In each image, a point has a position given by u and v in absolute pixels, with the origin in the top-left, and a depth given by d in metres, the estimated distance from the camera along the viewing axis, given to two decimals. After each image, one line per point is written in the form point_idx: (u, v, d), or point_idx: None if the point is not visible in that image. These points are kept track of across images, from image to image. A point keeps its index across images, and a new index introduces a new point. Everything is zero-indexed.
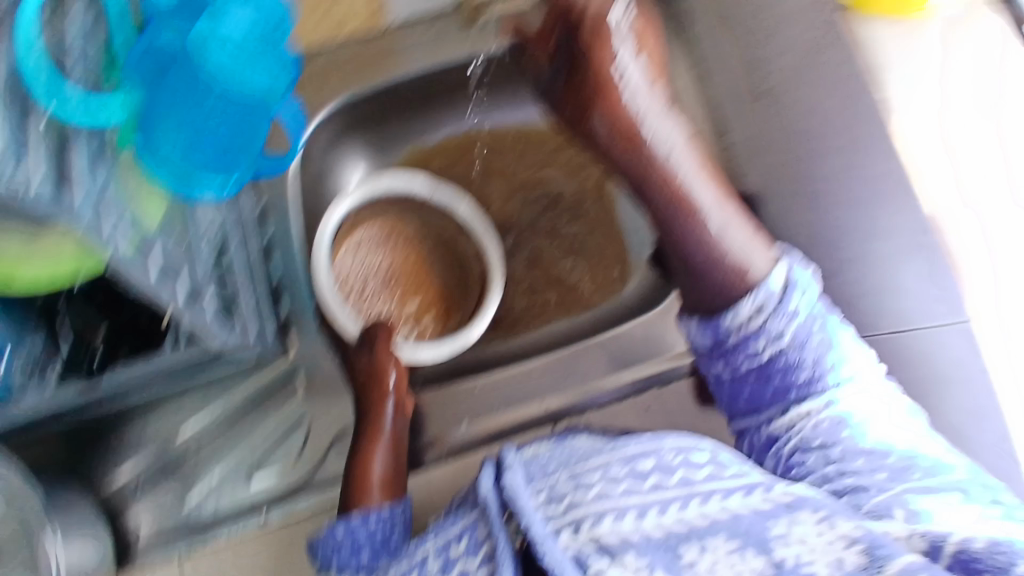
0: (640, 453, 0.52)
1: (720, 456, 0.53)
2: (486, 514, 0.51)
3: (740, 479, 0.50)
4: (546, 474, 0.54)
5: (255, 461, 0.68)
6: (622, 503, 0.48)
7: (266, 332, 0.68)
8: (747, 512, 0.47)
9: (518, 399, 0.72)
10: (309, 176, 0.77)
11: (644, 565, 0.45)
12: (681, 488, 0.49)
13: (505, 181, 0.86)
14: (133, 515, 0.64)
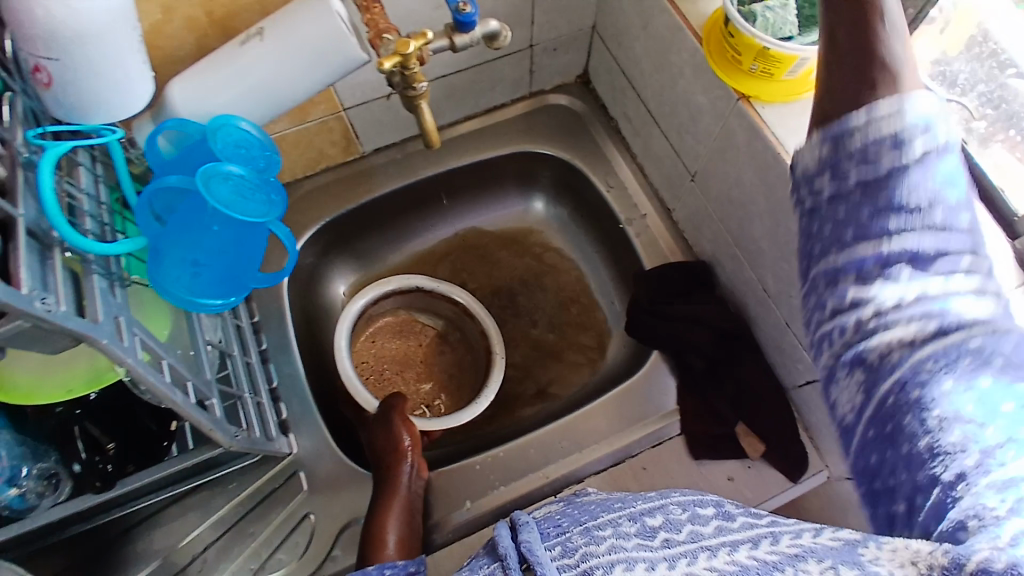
0: (649, 509, 0.48)
1: (727, 510, 0.47)
2: (504, 567, 0.46)
3: (750, 531, 0.43)
4: (558, 533, 0.48)
5: (261, 559, 0.68)
6: (630, 555, 0.42)
7: (264, 433, 0.70)
8: (755, 563, 0.39)
9: (516, 473, 0.74)
10: (303, 290, 0.84)
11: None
12: (688, 543, 0.43)
13: (484, 276, 0.96)
14: None
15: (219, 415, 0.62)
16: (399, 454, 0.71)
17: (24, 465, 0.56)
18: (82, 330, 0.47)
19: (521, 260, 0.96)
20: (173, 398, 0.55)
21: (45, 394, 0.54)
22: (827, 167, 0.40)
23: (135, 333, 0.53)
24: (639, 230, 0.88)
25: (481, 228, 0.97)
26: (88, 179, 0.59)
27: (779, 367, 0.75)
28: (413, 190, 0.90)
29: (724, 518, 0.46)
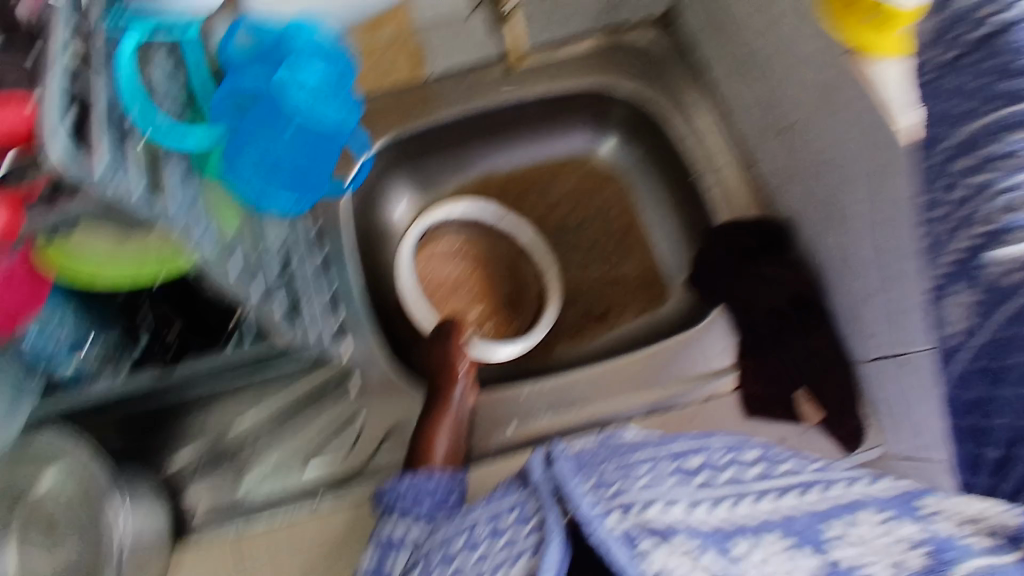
0: (684, 453, 0.57)
1: (745, 457, 0.57)
2: (536, 494, 0.53)
3: (772, 483, 0.54)
4: (594, 467, 0.56)
5: (310, 451, 0.72)
6: (666, 498, 0.50)
7: (328, 337, 0.73)
8: (799, 514, 0.49)
9: (560, 405, 0.74)
10: (363, 203, 0.84)
11: (693, 550, 0.45)
12: (727, 491, 0.52)
13: (544, 212, 0.95)
14: (192, 494, 0.69)
15: (279, 314, 0.63)
16: (452, 375, 0.74)
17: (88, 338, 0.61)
18: (156, 214, 0.48)
19: (586, 196, 0.95)
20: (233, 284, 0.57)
21: (110, 274, 0.55)
22: (939, 39, 0.43)
23: (203, 227, 0.55)
24: (716, 181, 0.83)
25: (547, 161, 0.94)
26: (166, 72, 0.58)
27: (854, 337, 0.72)
28: (483, 117, 0.87)
29: (735, 460, 0.57)
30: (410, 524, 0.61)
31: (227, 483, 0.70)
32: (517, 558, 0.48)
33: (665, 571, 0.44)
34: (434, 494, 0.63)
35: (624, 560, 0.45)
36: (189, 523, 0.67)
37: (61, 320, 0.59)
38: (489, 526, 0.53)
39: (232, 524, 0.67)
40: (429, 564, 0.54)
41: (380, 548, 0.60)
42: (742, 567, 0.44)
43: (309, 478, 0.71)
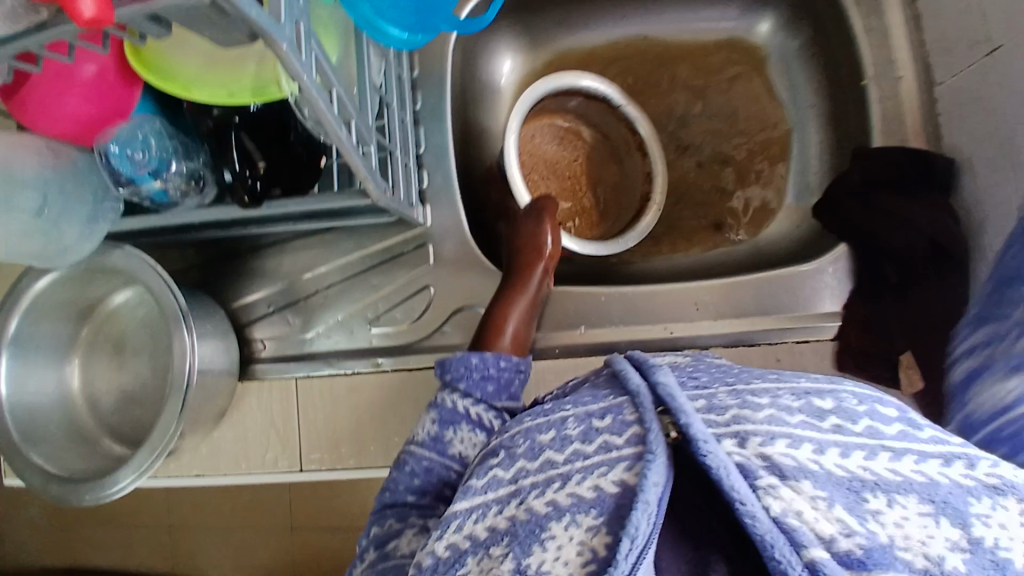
0: (816, 390, 0.42)
1: (911, 416, 0.41)
2: (635, 403, 0.46)
3: (943, 446, 0.38)
4: (701, 388, 0.47)
5: (375, 313, 0.71)
6: (796, 432, 0.39)
7: (412, 196, 0.68)
8: (948, 481, 0.36)
9: (638, 317, 0.69)
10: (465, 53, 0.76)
11: (823, 498, 0.36)
12: (868, 437, 0.38)
13: (673, 97, 0.82)
14: (262, 327, 0.73)
15: (372, 167, 0.58)
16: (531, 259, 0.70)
17: (173, 161, 0.58)
18: (265, 25, 0.39)
19: (720, 83, 0.82)
20: (337, 134, 0.50)
21: (206, 91, 0.51)
22: None
23: (313, 46, 0.47)
24: (881, 95, 0.70)
25: (679, 37, 0.82)
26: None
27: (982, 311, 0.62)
28: None
29: (884, 413, 0.40)
30: (470, 402, 0.59)
31: (297, 322, 0.73)
32: (615, 463, 0.42)
33: (786, 518, 0.35)
34: (499, 377, 0.61)
35: (740, 489, 0.37)
36: (253, 366, 0.72)
37: (148, 140, 0.56)
38: (579, 428, 0.46)
39: (301, 365, 0.72)
40: (515, 450, 0.48)
41: (438, 422, 0.58)
42: (875, 527, 0.34)
43: (372, 338, 0.71)
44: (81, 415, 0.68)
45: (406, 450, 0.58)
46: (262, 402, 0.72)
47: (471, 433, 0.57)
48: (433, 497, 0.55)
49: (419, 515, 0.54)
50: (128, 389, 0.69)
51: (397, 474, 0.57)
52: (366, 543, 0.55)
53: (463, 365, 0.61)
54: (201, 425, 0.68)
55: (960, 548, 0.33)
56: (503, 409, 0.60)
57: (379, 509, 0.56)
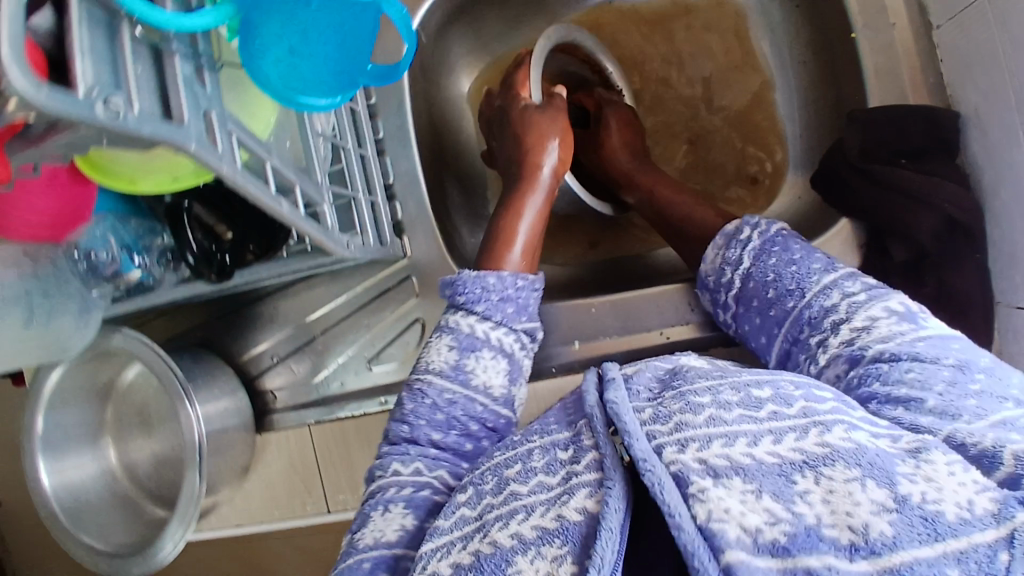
0: (757, 381, 0.45)
1: (846, 398, 0.44)
2: (590, 427, 0.46)
3: (874, 425, 0.42)
4: (651, 396, 0.47)
5: (372, 354, 0.73)
6: (732, 429, 0.41)
7: (385, 235, 0.67)
8: (874, 446, 0.39)
9: (635, 321, 0.68)
10: (424, 68, 0.73)
11: (753, 491, 0.37)
12: (801, 417, 0.41)
13: (659, 62, 0.76)
14: (272, 376, 0.75)
15: (331, 224, 0.57)
16: (536, 173, 0.68)
17: (139, 250, 0.58)
18: (164, 136, 0.38)
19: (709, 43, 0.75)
20: (279, 211, 0.49)
21: (151, 183, 0.50)
22: None
23: (231, 128, 0.45)
24: (874, 48, 0.65)
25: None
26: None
27: (999, 282, 0.58)
28: None
29: (821, 401, 0.43)
30: (489, 325, 0.60)
31: (306, 368, 0.75)
32: (576, 491, 0.42)
33: (711, 522, 0.36)
34: (517, 298, 0.62)
35: (673, 504, 0.38)
36: (271, 418, 0.75)
37: (105, 240, 0.56)
38: (543, 460, 0.46)
39: (316, 410, 0.74)
40: (483, 487, 0.48)
41: (458, 349, 0.59)
42: (802, 509, 0.36)
43: (377, 376, 0.73)
44: (122, 484, 0.73)
45: (422, 377, 0.59)
46: (283, 449, 0.75)
47: (494, 359, 0.59)
48: (458, 432, 0.57)
49: (446, 467, 0.55)
50: (162, 453, 0.72)
51: (415, 404, 0.57)
52: (387, 484, 0.54)
53: (481, 287, 0.61)
54: (227, 480, 0.72)
55: (886, 509, 0.35)
56: (522, 334, 0.62)
57: (402, 445, 0.56)
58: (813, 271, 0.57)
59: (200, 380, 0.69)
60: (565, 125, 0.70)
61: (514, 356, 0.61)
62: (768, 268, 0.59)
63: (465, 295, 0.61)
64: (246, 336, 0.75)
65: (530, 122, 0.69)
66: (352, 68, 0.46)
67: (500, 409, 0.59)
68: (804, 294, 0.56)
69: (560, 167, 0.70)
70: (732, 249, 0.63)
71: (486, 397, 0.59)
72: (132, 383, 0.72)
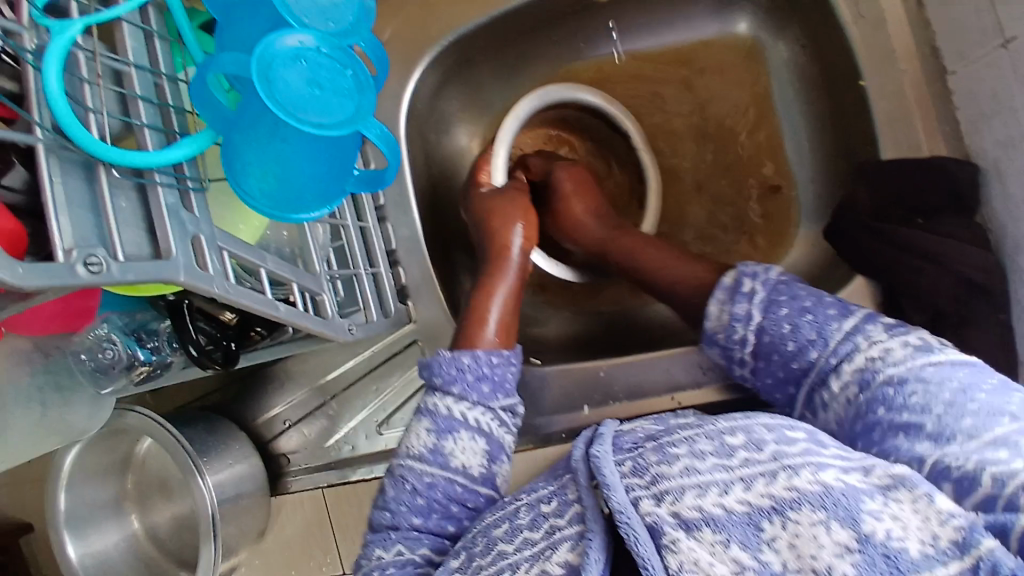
0: (730, 428, 0.42)
1: (819, 437, 0.41)
2: (575, 481, 0.44)
3: (844, 459, 0.39)
4: (630, 449, 0.44)
5: (382, 419, 0.73)
6: (705, 479, 0.38)
7: (390, 307, 0.67)
8: (842, 484, 0.36)
9: (647, 382, 0.67)
10: (424, 131, 0.71)
11: (722, 540, 0.35)
12: (771, 460, 0.38)
13: (658, 116, 0.75)
14: (285, 440, 0.75)
15: (332, 312, 0.56)
16: (504, 256, 0.65)
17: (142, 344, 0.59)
18: (149, 273, 0.38)
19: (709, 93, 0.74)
20: (276, 315, 0.49)
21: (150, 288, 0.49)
22: None
23: (221, 243, 0.45)
24: (883, 92, 0.60)
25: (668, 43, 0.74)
26: (140, 43, 0.42)
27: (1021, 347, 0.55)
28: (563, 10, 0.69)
29: (815, 450, 0.39)
30: (466, 406, 0.53)
31: (318, 431, 0.75)
32: (558, 545, 0.40)
33: (683, 572, 0.35)
34: (494, 376, 0.56)
35: (647, 558, 0.36)
36: (286, 480, 0.76)
37: (113, 342, 0.58)
38: (528, 516, 0.45)
39: (330, 473, 0.75)
40: (473, 550, 0.46)
41: (436, 431, 0.53)
42: (769, 557, 0.34)
43: (388, 440, 0.73)
44: (146, 546, 0.75)
45: (403, 463, 0.53)
46: (298, 505, 0.77)
47: (473, 440, 0.53)
48: (440, 515, 0.52)
49: (429, 545, 0.51)
50: (183, 514, 0.75)
51: (395, 491, 0.52)
52: (371, 568, 0.50)
53: (455, 367, 0.54)
54: (243, 543, 0.73)
55: (850, 550, 0.33)
56: (503, 411, 0.55)
57: (383, 532, 0.52)
58: (834, 334, 0.52)
59: (213, 452, 0.69)
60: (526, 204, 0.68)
61: (495, 435, 0.54)
62: (778, 320, 0.55)
63: (442, 376, 0.54)
64: (260, 400, 0.75)
65: (490, 208, 0.67)
66: (340, 183, 0.45)
67: (481, 488, 0.53)
68: (818, 352, 0.52)
69: (527, 244, 0.67)
70: (737, 304, 0.57)
71: (467, 477, 0.52)
72: (146, 455, 0.75)
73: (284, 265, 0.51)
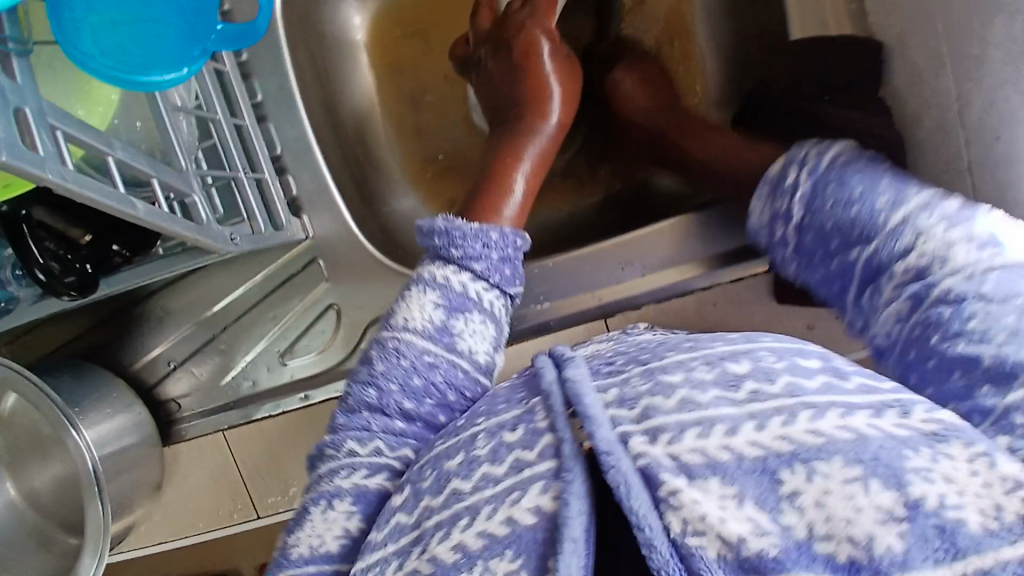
0: (731, 353, 0.33)
1: (836, 363, 0.33)
2: (546, 405, 0.35)
3: (873, 394, 0.30)
4: (612, 372, 0.35)
5: (288, 350, 0.66)
6: (706, 414, 0.30)
7: (284, 217, 0.61)
8: (879, 434, 0.28)
9: (576, 286, 0.64)
10: (303, 26, 0.66)
11: (733, 496, 0.28)
12: (787, 397, 0.30)
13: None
14: (174, 381, 0.68)
15: (208, 218, 0.48)
16: (542, 123, 0.59)
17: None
18: None
19: None
20: (134, 212, 0.40)
21: None
22: None
23: (54, 127, 0.37)
24: None
25: None
26: None
27: None
28: None
29: (838, 389, 0.31)
30: (483, 286, 0.48)
31: (214, 369, 0.68)
32: (529, 486, 0.32)
33: (686, 538, 0.28)
34: (514, 260, 0.51)
35: (641, 516, 0.29)
36: (179, 428, 0.69)
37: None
38: (488, 445, 0.35)
39: (232, 414, 0.68)
40: (421, 485, 0.36)
41: (446, 308, 0.47)
42: (790, 520, 0.28)
43: (294, 370, 0.66)
44: (23, 518, 0.65)
45: (396, 335, 0.46)
46: (195, 454, 0.70)
47: (483, 324, 0.48)
48: (434, 402, 0.44)
49: (413, 445, 0.43)
50: (58, 478, 0.64)
51: (387, 365, 0.45)
52: (341, 466, 0.42)
53: (480, 242, 0.49)
54: (138, 500, 0.66)
55: (896, 517, 0.26)
56: (513, 299, 0.51)
57: (365, 415, 0.44)
58: (878, 209, 0.40)
59: (85, 402, 0.61)
60: (574, 83, 0.62)
61: (501, 322, 0.49)
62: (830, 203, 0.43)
63: (461, 249, 0.49)
64: (136, 339, 0.67)
65: (552, 68, 0.61)
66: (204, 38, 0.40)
67: (480, 379, 0.46)
68: (870, 241, 0.40)
69: (565, 122, 0.61)
70: (780, 199, 0.46)
71: (471, 363, 0.46)
72: (10, 414, 0.64)
73: (136, 157, 0.43)
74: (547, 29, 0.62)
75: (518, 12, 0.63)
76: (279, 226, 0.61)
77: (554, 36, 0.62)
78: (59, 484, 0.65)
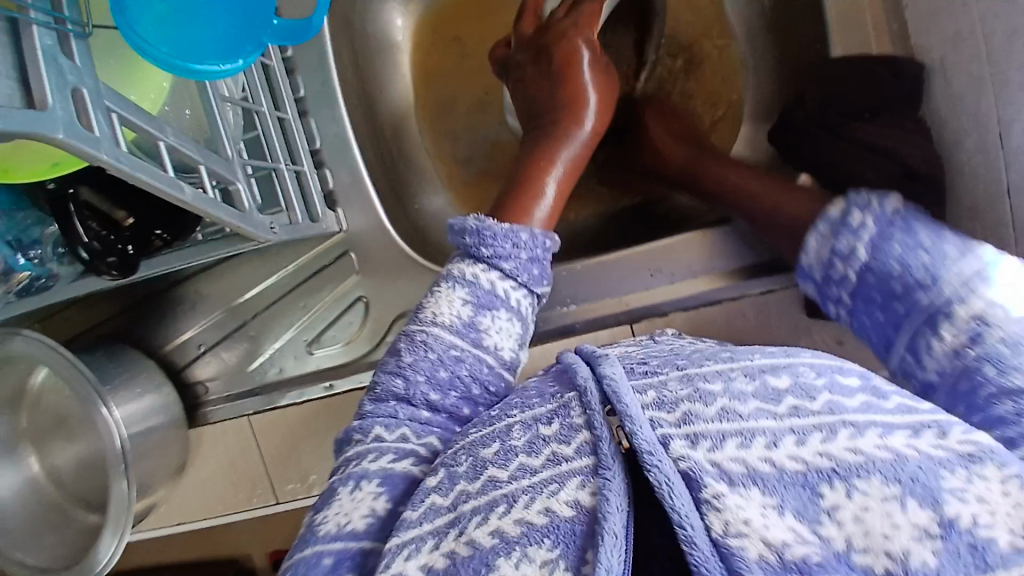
0: (771, 365, 0.34)
1: (876, 383, 0.33)
2: (582, 401, 0.35)
3: (911, 415, 0.31)
4: (648, 373, 0.36)
5: (316, 339, 0.67)
6: (748, 426, 0.31)
7: (320, 209, 0.62)
8: (917, 455, 0.29)
9: (604, 289, 0.65)
10: (348, 24, 0.67)
11: (774, 505, 0.28)
12: (826, 413, 0.31)
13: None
14: (202, 365, 0.69)
15: (249, 206, 0.50)
16: (577, 128, 0.60)
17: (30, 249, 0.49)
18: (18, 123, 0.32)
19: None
20: (179, 197, 0.42)
21: (30, 168, 0.41)
22: None
23: (109, 107, 0.38)
24: None
25: None
26: None
27: None
28: None
29: (875, 407, 0.31)
30: (510, 285, 0.49)
31: (242, 355, 0.69)
32: (566, 479, 0.32)
33: (728, 538, 0.28)
34: (543, 260, 0.51)
35: (684, 516, 0.29)
36: (203, 411, 0.70)
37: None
38: (523, 437, 0.35)
39: (255, 399, 0.69)
40: (456, 469, 0.37)
41: (474, 304, 0.47)
42: (830, 532, 0.27)
43: (321, 360, 0.67)
44: (49, 491, 0.67)
45: (424, 329, 0.47)
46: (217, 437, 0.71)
47: (509, 322, 0.48)
48: (459, 395, 0.45)
49: (438, 434, 0.43)
50: (83, 454, 0.65)
51: (415, 357, 0.46)
52: (366, 450, 0.43)
53: (511, 242, 0.50)
54: (161, 479, 0.67)
55: (931, 535, 0.26)
56: (540, 299, 0.51)
57: (391, 404, 0.45)
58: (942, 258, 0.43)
59: (117, 379, 0.63)
60: (610, 92, 0.62)
61: (527, 319, 0.50)
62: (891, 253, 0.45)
63: (493, 249, 0.49)
64: (168, 321, 0.68)
65: (591, 76, 0.61)
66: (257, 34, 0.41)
67: (505, 375, 0.47)
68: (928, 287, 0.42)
69: (600, 128, 0.61)
70: (843, 238, 0.48)
71: (496, 359, 0.47)
72: (42, 387, 0.65)
73: (189, 146, 0.44)
74: (590, 37, 0.62)
75: (562, 19, 0.63)
76: (314, 216, 0.62)
77: (595, 45, 0.62)
78: (82, 461, 0.66)
